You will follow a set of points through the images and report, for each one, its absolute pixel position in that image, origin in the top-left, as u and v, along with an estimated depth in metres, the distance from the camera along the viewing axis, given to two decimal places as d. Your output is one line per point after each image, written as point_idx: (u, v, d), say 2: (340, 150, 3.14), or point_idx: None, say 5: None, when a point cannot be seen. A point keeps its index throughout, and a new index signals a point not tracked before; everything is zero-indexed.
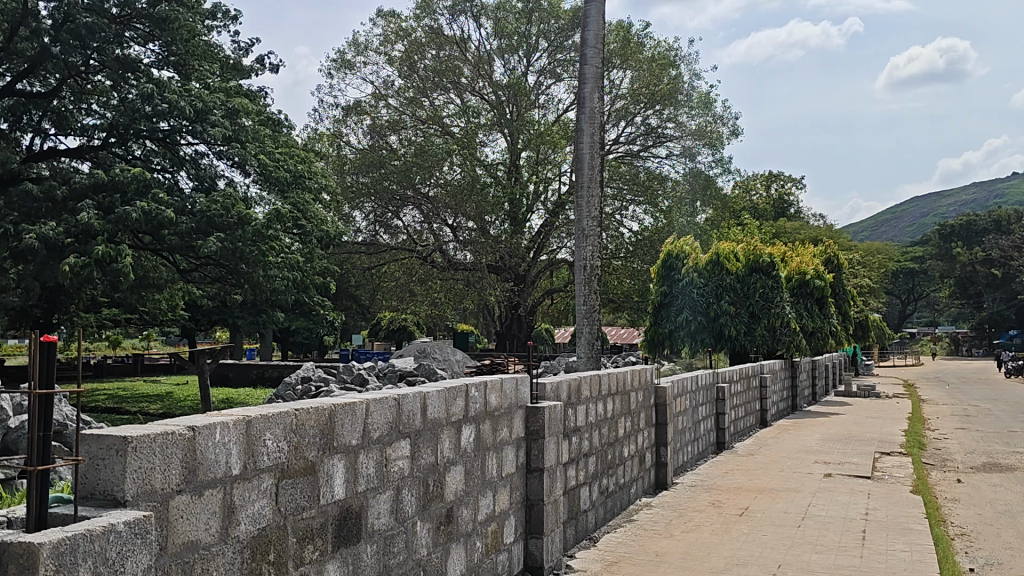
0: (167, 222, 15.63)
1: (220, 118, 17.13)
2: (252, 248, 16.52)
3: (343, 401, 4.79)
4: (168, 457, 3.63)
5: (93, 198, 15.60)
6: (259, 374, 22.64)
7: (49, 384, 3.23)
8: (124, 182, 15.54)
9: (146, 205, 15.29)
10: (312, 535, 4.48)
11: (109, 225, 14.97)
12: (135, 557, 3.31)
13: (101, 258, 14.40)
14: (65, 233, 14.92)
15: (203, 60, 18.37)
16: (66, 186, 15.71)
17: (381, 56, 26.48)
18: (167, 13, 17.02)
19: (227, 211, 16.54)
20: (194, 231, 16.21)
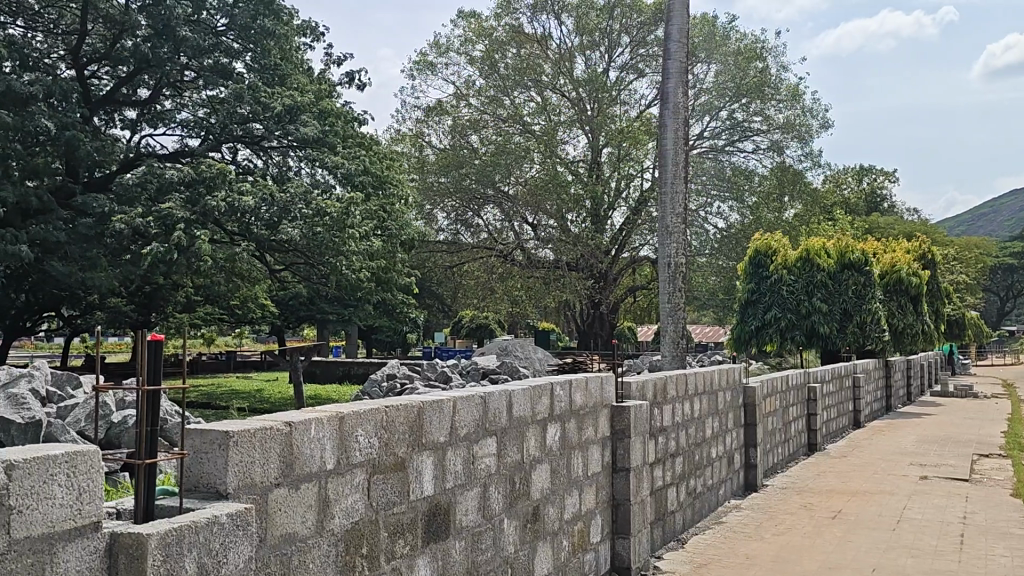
0: (248, 207, 16.00)
1: (310, 120, 17.58)
2: (333, 236, 16.75)
3: (430, 399, 4.83)
4: (267, 451, 3.74)
5: (184, 194, 16.13)
6: (345, 371, 23.02)
7: (154, 380, 3.39)
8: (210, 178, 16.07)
9: (226, 197, 15.73)
10: (403, 530, 4.54)
11: (194, 214, 15.61)
12: (237, 548, 3.43)
13: (178, 242, 14.85)
14: (156, 221, 15.38)
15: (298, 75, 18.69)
16: (155, 178, 16.27)
17: (462, 56, 26.61)
18: (262, 23, 17.44)
19: (309, 203, 16.80)
20: (276, 216, 16.47)
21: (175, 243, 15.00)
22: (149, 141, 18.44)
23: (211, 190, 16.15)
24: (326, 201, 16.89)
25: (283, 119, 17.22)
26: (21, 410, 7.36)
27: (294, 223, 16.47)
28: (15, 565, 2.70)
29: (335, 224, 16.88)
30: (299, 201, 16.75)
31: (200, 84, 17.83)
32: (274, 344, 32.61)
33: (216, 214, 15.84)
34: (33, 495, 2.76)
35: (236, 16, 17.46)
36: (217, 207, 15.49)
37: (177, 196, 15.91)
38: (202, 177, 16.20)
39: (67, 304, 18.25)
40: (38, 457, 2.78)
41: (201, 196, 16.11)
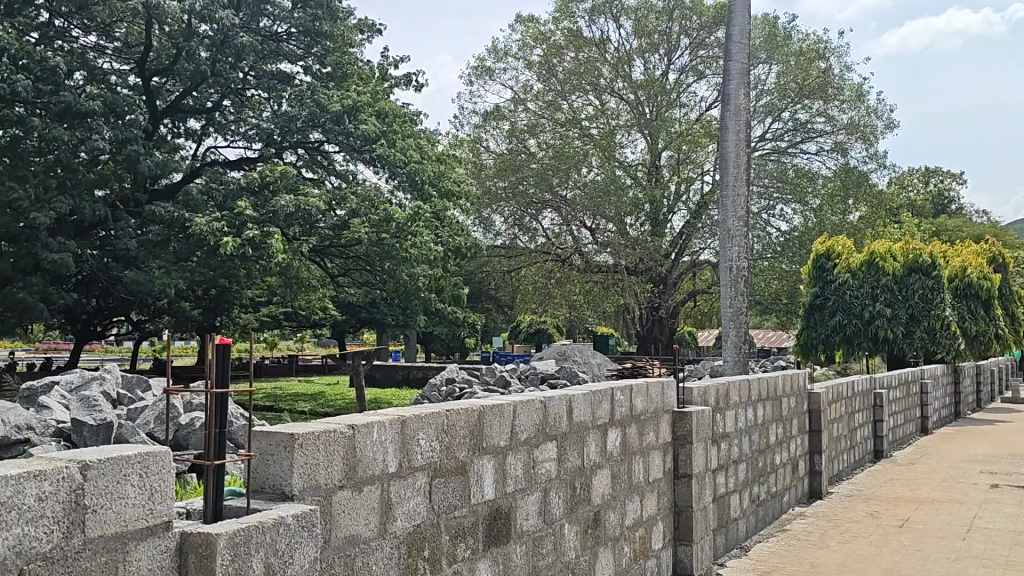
0: (313, 212, 16.24)
1: (372, 128, 17.83)
2: (396, 240, 17.03)
3: (491, 403, 4.84)
4: (331, 453, 3.77)
5: (252, 199, 16.47)
6: (404, 375, 23.20)
7: (223, 383, 3.48)
8: (273, 180, 16.40)
9: (292, 199, 15.98)
10: (463, 534, 4.55)
11: (263, 217, 15.98)
12: (302, 549, 3.47)
13: (252, 239, 15.17)
14: (229, 222, 15.79)
15: (357, 79, 18.87)
16: (222, 185, 16.62)
17: (520, 61, 26.61)
18: (322, 27, 17.82)
19: (373, 209, 17.08)
20: (344, 220, 17.07)
21: (248, 241, 15.31)
22: (215, 151, 18.91)
23: (276, 192, 16.41)
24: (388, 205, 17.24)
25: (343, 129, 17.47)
26: (93, 413, 7.58)
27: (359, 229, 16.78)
28: (89, 563, 2.83)
29: (398, 230, 17.12)
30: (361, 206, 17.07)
31: (261, 92, 18.14)
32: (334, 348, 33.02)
33: (284, 218, 16.09)
34: (107, 494, 2.88)
35: (297, 25, 17.70)
36: (285, 207, 15.82)
37: (245, 198, 16.25)
38: (264, 182, 16.47)
39: (136, 308, 18.72)
40: (112, 457, 2.91)
41: (269, 200, 16.43)
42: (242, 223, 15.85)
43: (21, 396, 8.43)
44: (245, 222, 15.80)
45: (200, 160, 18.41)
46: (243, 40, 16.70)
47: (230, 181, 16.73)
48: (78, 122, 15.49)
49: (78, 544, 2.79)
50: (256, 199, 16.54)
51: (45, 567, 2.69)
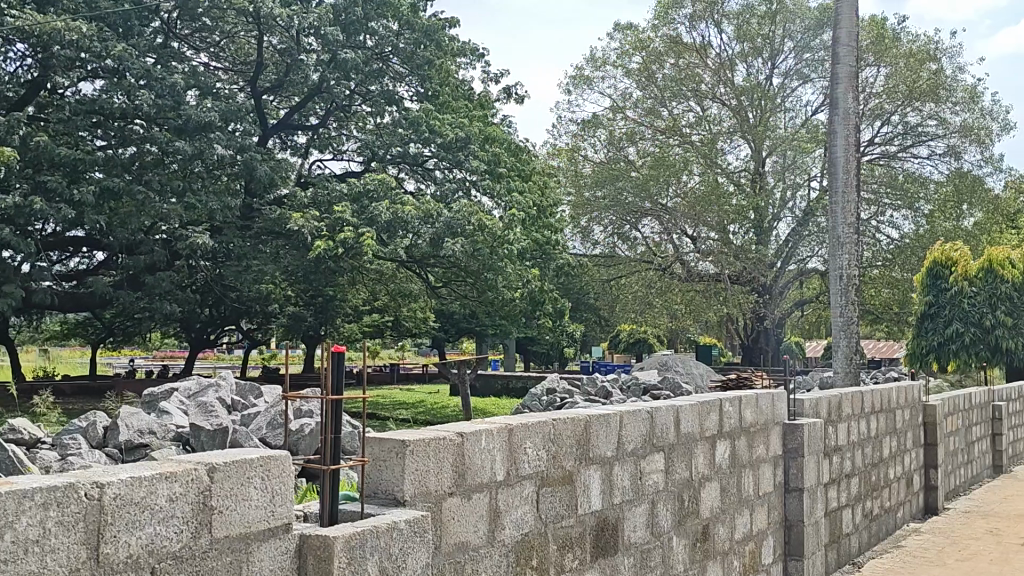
0: (410, 223, 16.58)
1: (477, 150, 18.16)
2: (494, 250, 16.99)
3: (598, 412, 4.82)
4: (441, 461, 3.82)
5: (354, 207, 16.90)
6: (503, 384, 23.30)
7: (338, 391, 3.59)
8: (366, 186, 16.99)
9: (390, 208, 16.48)
10: (571, 544, 4.54)
11: (363, 221, 16.47)
12: (416, 555, 3.53)
13: (344, 240, 15.42)
14: (327, 224, 16.30)
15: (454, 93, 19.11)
16: (327, 191, 17.15)
17: (619, 69, 26.41)
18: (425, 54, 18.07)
19: (467, 218, 16.92)
20: (439, 233, 16.69)
21: (345, 243, 15.64)
22: (320, 166, 19.46)
23: (375, 200, 16.94)
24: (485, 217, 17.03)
25: (447, 148, 17.85)
26: (209, 419, 7.84)
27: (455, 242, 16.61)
28: (217, 562, 3.00)
29: (494, 241, 17.09)
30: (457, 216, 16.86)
31: (366, 106, 18.63)
32: (435, 356, 33.46)
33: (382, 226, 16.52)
34: (232, 497, 3.06)
35: (399, 45, 18.08)
36: (384, 216, 16.29)
37: (344, 204, 16.63)
38: (365, 190, 16.94)
39: (246, 317, 19.34)
40: (237, 461, 3.09)
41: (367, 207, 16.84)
42: (340, 225, 16.33)
43: (143, 403, 8.76)
44: (343, 224, 16.25)
45: (306, 173, 19.06)
46: (347, 56, 16.95)
47: (333, 189, 17.00)
48: (197, 134, 16.02)
49: (205, 544, 2.97)
50: (355, 206, 16.86)
51: (174, 566, 2.88)
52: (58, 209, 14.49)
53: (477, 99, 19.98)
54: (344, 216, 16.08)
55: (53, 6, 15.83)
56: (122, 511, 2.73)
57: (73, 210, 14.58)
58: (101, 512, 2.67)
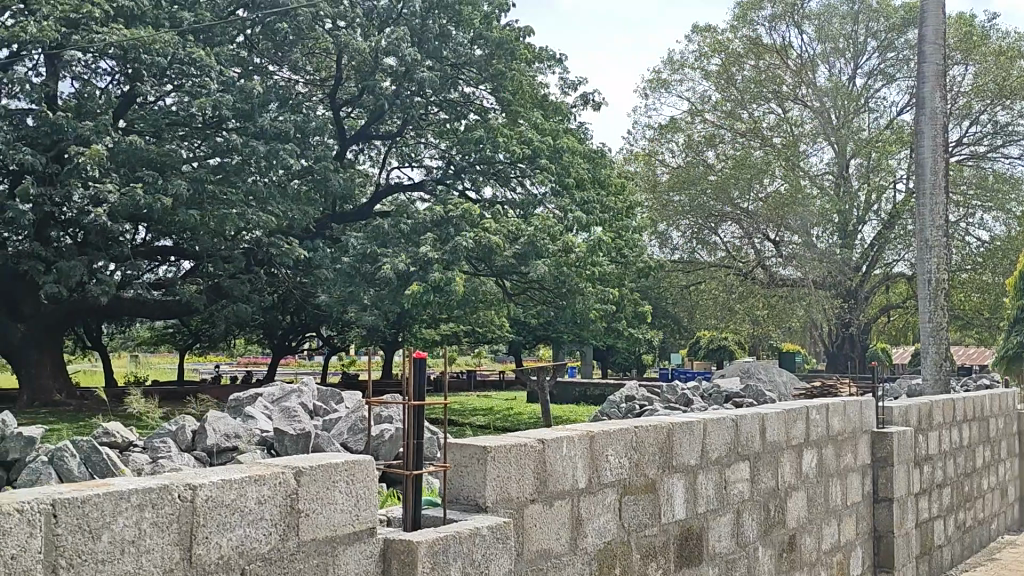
0: (496, 250, 16.63)
1: (548, 161, 17.99)
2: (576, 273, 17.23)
3: (680, 420, 4.75)
4: (522, 467, 3.81)
5: (437, 233, 16.79)
6: (581, 392, 23.17)
7: (420, 396, 3.61)
8: (457, 215, 16.69)
9: (476, 235, 16.40)
10: (654, 553, 4.50)
11: (448, 256, 16.21)
12: (498, 561, 3.54)
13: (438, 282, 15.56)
14: (412, 260, 16.12)
15: (531, 100, 18.94)
16: (410, 219, 17.03)
17: (697, 72, 26.06)
18: (501, 64, 18.14)
19: (553, 240, 17.13)
20: (525, 253, 16.89)
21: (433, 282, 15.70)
22: (398, 173, 19.68)
23: (460, 227, 16.67)
24: (570, 241, 17.23)
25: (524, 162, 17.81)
26: (293, 424, 7.97)
27: (541, 263, 16.93)
28: (303, 564, 3.10)
29: (579, 262, 17.20)
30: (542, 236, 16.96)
31: (445, 114, 18.71)
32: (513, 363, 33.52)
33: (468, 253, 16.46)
34: (318, 500, 3.15)
35: (475, 54, 18.31)
36: (467, 246, 16.15)
37: (429, 233, 16.57)
38: (448, 216, 16.80)
39: (326, 324, 19.63)
40: (323, 465, 3.17)
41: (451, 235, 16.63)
42: (427, 261, 16.20)
43: (229, 408, 8.95)
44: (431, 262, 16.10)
45: (385, 184, 19.36)
46: (424, 75, 17.17)
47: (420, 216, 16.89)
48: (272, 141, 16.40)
49: (293, 547, 3.07)
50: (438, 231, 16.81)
51: (264, 568, 3.00)
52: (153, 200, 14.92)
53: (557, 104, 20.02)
54: (430, 254, 15.96)
55: (141, 23, 16.42)
56: (213, 512, 2.86)
57: (169, 197, 14.97)
58: (193, 513, 2.81)
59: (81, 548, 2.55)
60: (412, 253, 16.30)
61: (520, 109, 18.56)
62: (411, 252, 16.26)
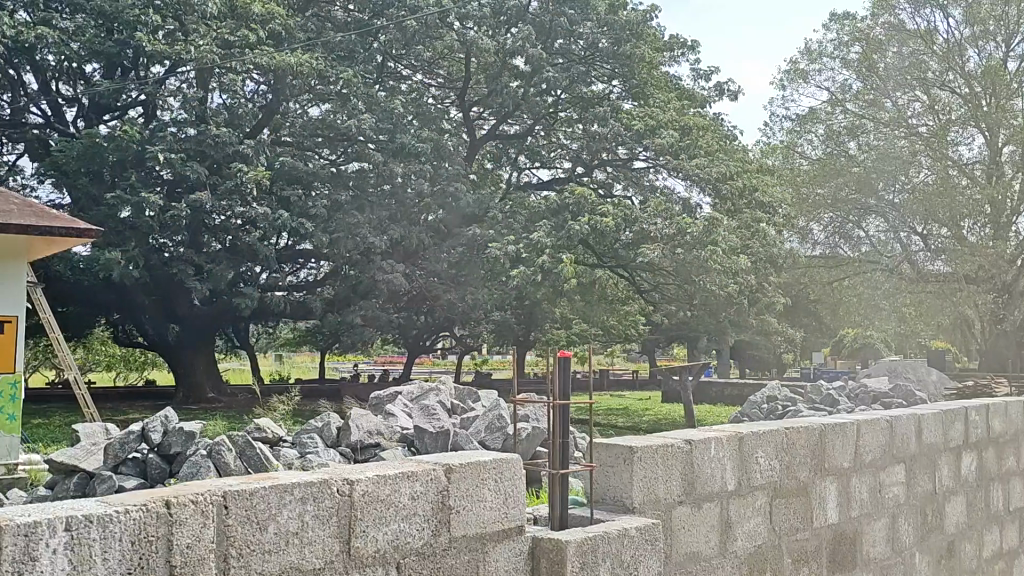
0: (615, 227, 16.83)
1: (670, 133, 17.64)
2: (697, 254, 16.57)
3: (833, 422, 4.59)
4: (669, 469, 3.80)
5: (552, 222, 17.02)
6: (719, 391, 22.70)
7: (565, 396, 3.66)
8: (573, 203, 17.01)
9: (590, 219, 16.46)
10: (806, 557, 4.39)
11: (561, 240, 16.48)
12: (647, 562, 3.57)
13: (545, 265, 15.73)
14: (528, 247, 16.43)
15: (661, 91, 18.91)
16: (526, 208, 17.39)
17: (837, 61, 25.11)
18: (629, 57, 18.15)
19: (670, 222, 16.99)
20: (640, 236, 16.85)
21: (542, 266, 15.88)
22: (529, 173, 19.85)
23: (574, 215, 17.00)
24: (687, 220, 16.93)
25: (643, 133, 17.56)
26: (432, 421, 8.11)
27: (653, 248, 16.75)
28: (455, 560, 3.17)
29: (699, 242, 16.72)
30: (655, 218, 17.00)
31: (572, 111, 18.67)
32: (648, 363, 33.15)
33: (581, 238, 16.49)
34: (470, 496, 3.22)
35: (604, 46, 18.17)
36: (581, 230, 16.23)
37: (544, 222, 16.87)
38: (563, 203, 17.12)
39: (460, 324, 19.98)
40: (472, 462, 3.23)
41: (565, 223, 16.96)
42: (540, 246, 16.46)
43: (370, 406, 9.19)
44: (542, 247, 16.36)
45: (516, 185, 19.54)
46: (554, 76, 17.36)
47: (536, 205, 17.37)
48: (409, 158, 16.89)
49: (445, 542, 3.14)
50: (555, 219, 17.06)
51: (419, 562, 3.08)
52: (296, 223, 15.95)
53: (690, 94, 19.78)
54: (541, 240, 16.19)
55: (287, 41, 17.24)
56: (369, 508, 2.95)
57: (308, 224, 16.00)
58: (351, 508, 2.91)
59: (250, 540, 2.68)
60: (523, 238, 16.65)
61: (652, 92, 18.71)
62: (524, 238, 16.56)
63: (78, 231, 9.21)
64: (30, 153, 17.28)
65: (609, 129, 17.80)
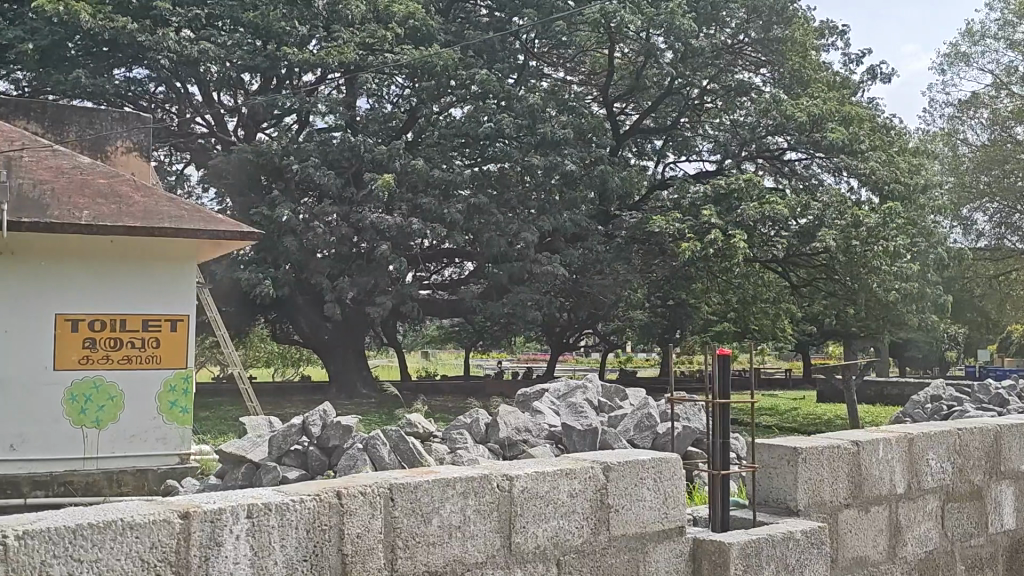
0: (773, 221, 16.27)
1: (838, 126, 17.05)
2: (868, 249, 15.93)
3: (1009, 424, 4.39)
4: (836, 471, 3.72)
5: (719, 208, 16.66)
6: (877, 390, 21.68)
7: (726, 395, 3.65)
8: (739, 186, 16.51)
9: (758, 206, 16.05)
10: (982, 564, 4.27)
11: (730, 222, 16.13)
12: (812, 566, 3.52)
13: (714, 241, 15.40)
14: (692, 226, 16.24)
15: (822, 84, 18.21)
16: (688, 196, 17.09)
17: (1001, 42, 23.49)
18: (779, 45, 17.79)
19: (842, 213, 16.39)
20: (809, 226, 16.50)
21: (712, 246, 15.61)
22: (674, 168, 19.50)
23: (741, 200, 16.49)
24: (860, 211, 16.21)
25: (807, 124, 16.89)
26: (580, 419, 8.06)
27: (825, 234, 16.15)
28: (615, 559, 3.16)
29: (873, 236, 15.98)
30: (831, 212, 16.47)
31: (719, 101, 18.26)
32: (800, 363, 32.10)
33: (750, 223, 16.13)
34: (628, 496, 3.19)
35: (754, 34, 17.78)
36: (750, 216, 15.89)
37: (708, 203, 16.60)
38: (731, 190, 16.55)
39: (603, 322, 19.92)
40: (630, 461, 3.20)
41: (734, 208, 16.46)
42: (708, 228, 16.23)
43: (517, 402, 9.22)
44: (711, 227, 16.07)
45: (660, 179, 19.28)
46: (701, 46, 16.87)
47: (697, 193, 16.89)
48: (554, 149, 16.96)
49: (604, 541, 3.13)
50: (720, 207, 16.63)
51: (579, 560, 3.07)
52: (433, 229, 16.22)
53: (841, 81, 18.96)
54: (713, 218, 15.88)
55: (428, 41, 17.77)
56: (528, 503, 2.96)
57: (444, 230, 16.23)
58: (511, 503, 2.93)
59: (415, 531, 2.74)
60: (691, 220, 16.42)
61: (807, 74, 18.04)
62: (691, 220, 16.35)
63: (240, 235, 9.62)
64: (197, 161, 18.59)
65: (771, 121, 17.12)
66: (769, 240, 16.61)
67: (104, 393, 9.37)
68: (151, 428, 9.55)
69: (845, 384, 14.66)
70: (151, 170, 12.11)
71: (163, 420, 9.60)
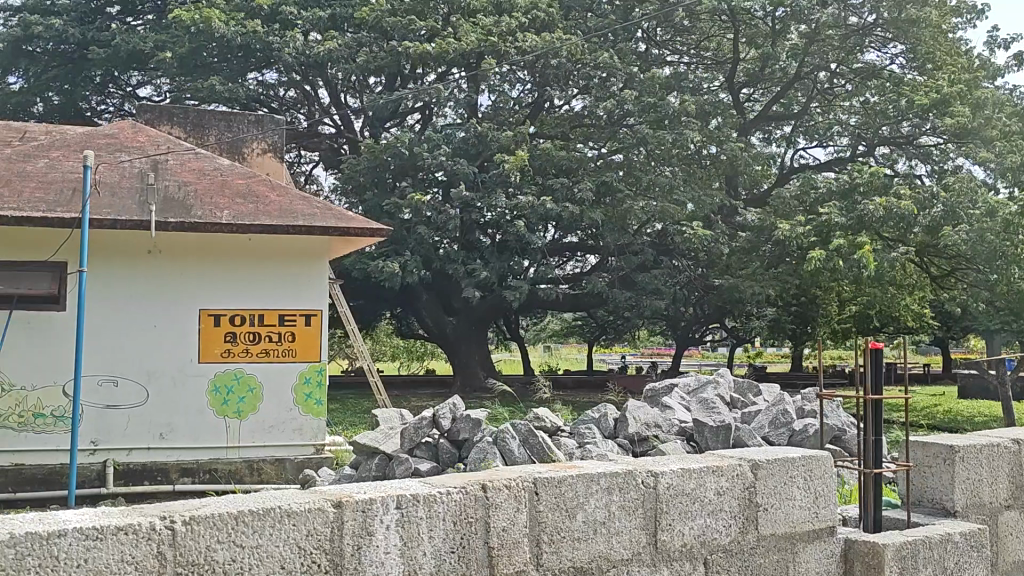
0: (909, 211, 15.14)
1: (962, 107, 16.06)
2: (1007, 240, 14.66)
3: None
4: (995, 471, 3.60)
5: (842, 203, 15.95)
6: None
7: (878, 390, 3.54)
8: (865, 181, 15.83)
9: (884, 201, 15.20)
10: None
11: (853, 220, 15.39)
12: (972, 570, 3.38)
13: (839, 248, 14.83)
14: (813, 230, 15.79)
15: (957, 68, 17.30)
16: (809, 188, 16.65)
17: None
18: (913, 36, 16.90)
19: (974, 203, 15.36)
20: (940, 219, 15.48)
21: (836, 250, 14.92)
22: (804, 155, 18.92)
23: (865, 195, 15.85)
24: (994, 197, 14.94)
25: (930, 107, 16.18)
26: (712, 415, 7.89)
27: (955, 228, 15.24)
28: (764, 559, 3.08)
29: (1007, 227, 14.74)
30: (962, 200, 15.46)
31: (848, 83, 17.72)
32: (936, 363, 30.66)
33: (873, 221, 15.31)
34: (778, 494, 3.10)
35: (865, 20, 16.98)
36: (873, 211, 15.09)
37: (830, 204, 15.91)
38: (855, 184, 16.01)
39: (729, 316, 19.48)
40: (779, 459, 3.10)
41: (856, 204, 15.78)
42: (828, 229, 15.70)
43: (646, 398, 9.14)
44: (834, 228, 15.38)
45: (788, 167, 18.86)
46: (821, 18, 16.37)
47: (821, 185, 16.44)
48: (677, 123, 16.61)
49: (752, 540, 3.06)
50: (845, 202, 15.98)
51: (726, 560, 3.01)
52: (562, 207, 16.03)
53: (983, 63, 17.85)
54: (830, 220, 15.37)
55: (548, 28, 17.80)
56: (674, 500, 2.90)
57: (575, 207, 15.99)
58: (657, 500, 2.87)
59: (560, 525, 2.71)
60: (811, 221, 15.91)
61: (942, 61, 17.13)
62: (812, 221, 15.85)
63: (369, 231, 9.84)
64: (325, 160, 19.31)
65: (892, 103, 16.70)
66: (904, 233, 15.83)
67: (244, 385, 9.77)
68: (288, 419, 9.89)
69: (999, 379, 13.78)
70: (284, 168, 12.78)
71: (298, 411, 9.93)
